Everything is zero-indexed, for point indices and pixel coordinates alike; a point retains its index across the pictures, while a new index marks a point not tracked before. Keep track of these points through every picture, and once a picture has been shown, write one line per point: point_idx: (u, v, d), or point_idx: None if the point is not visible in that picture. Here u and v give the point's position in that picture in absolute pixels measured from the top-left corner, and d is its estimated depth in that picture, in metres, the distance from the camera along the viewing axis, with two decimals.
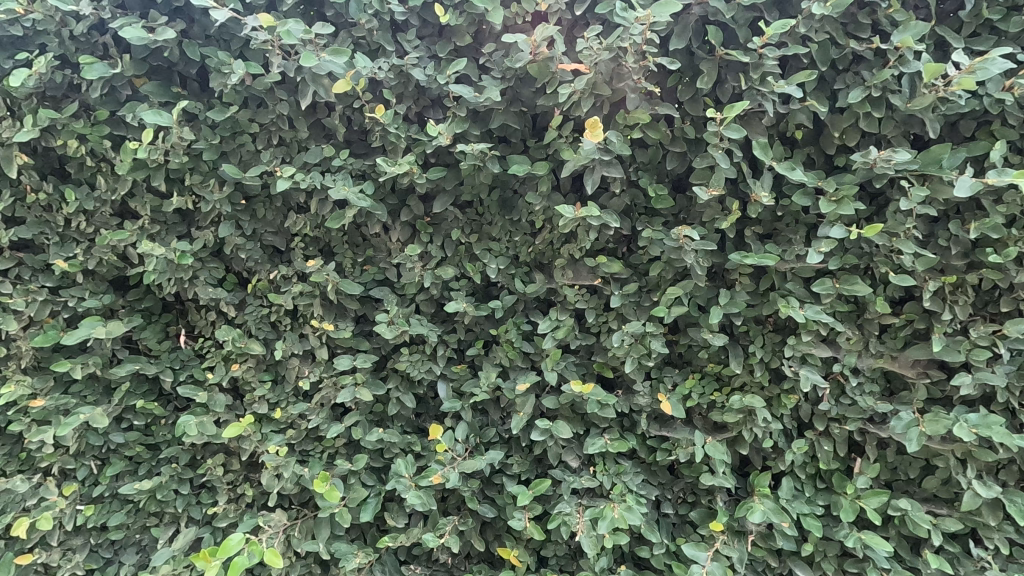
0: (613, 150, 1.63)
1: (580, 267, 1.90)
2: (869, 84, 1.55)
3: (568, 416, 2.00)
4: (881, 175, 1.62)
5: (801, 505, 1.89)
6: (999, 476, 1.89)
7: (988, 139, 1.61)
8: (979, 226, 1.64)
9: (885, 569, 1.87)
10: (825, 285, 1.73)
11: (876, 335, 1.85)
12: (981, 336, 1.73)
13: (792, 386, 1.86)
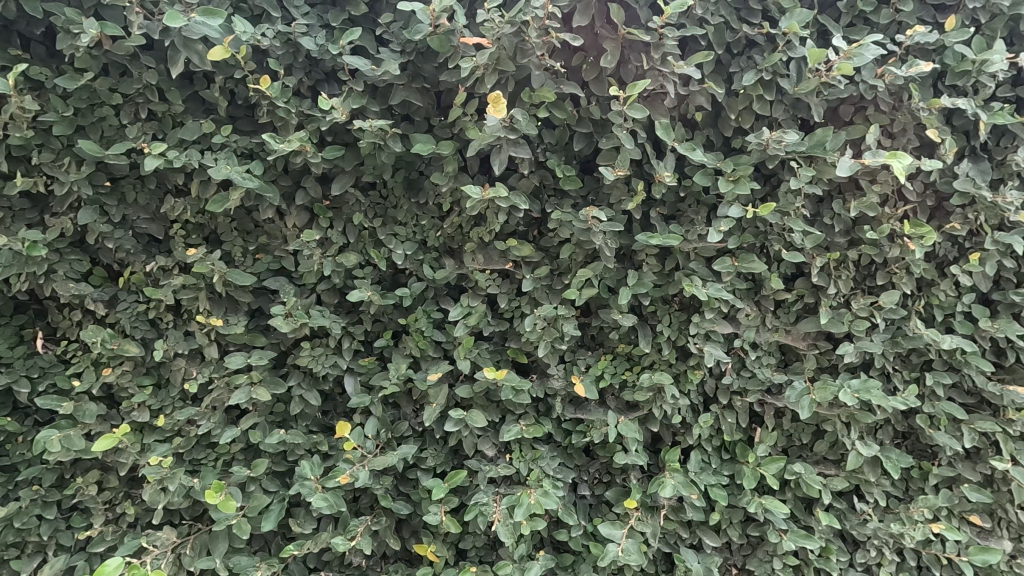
0: (519, 128, 1.59)
1: (491, 251, 1.85)
2: (761, 67, 1.61)
3: (482, 405, 1.95)
4: (773, 157, 1.70)
5: (708, 477, 1.97)
6: (877, 436, 2.07)
7: (864, 123, 1.73)
8: (857, 205, 1.76)
9: (783, 530, 1.99)
10: (725, 264, 1.80)
11: (772, 311, 1.95)
12: (860, 308, 1.87)
13: (697, 362, 1.93)
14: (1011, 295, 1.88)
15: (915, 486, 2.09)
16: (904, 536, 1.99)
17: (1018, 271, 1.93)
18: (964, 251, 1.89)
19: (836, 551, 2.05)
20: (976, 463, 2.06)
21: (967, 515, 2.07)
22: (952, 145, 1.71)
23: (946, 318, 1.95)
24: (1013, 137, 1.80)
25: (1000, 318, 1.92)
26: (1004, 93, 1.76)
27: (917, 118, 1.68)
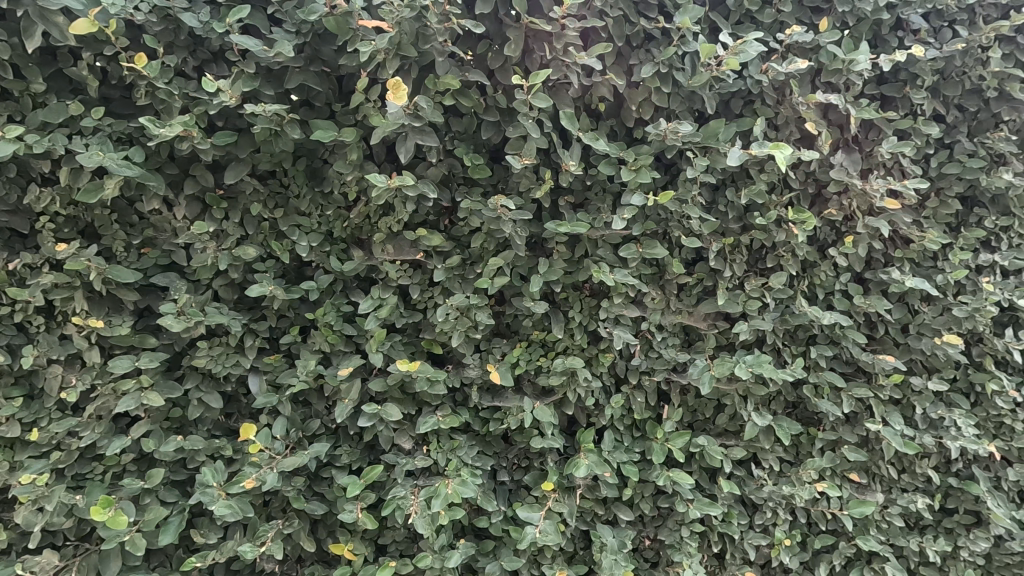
0: (424, 115, 1.56)
1: (401, 242, 1.81)
2: (658, 61, 1.67)
3: (398, 398, 1.92)
4: (671, 147, 1.79)
5: (620, 455, 2.06)
6: (771, 406, 2.24)
7: (752, 116, 1.85)
8: (748, 193, 1.89)
9: (690, 500, 2.13)
10: (630, 250, 1.88)
11: (675, 294, 2.06)
12: (753, 289, 2.02)
13: (607, 345, 2.00)
14: (880, 274, 2.09)
15: (804, 451, 2.29)
16: (795, 497, 2.18)
17: (886, 252, 2.14)
18: (841, 235, 2.08)
19: (736, 515, 2.22)
20: (854, 426, 2.28)
21: (847, 474, 2.30)
22: (827, 137, 1.86)
23: (827, 296, 2.13)
24: (878, 130, 1.99)
25: (871, 294, 2.12)
26: (870, 91, 1.94)
27: (797, 112, 1.82)
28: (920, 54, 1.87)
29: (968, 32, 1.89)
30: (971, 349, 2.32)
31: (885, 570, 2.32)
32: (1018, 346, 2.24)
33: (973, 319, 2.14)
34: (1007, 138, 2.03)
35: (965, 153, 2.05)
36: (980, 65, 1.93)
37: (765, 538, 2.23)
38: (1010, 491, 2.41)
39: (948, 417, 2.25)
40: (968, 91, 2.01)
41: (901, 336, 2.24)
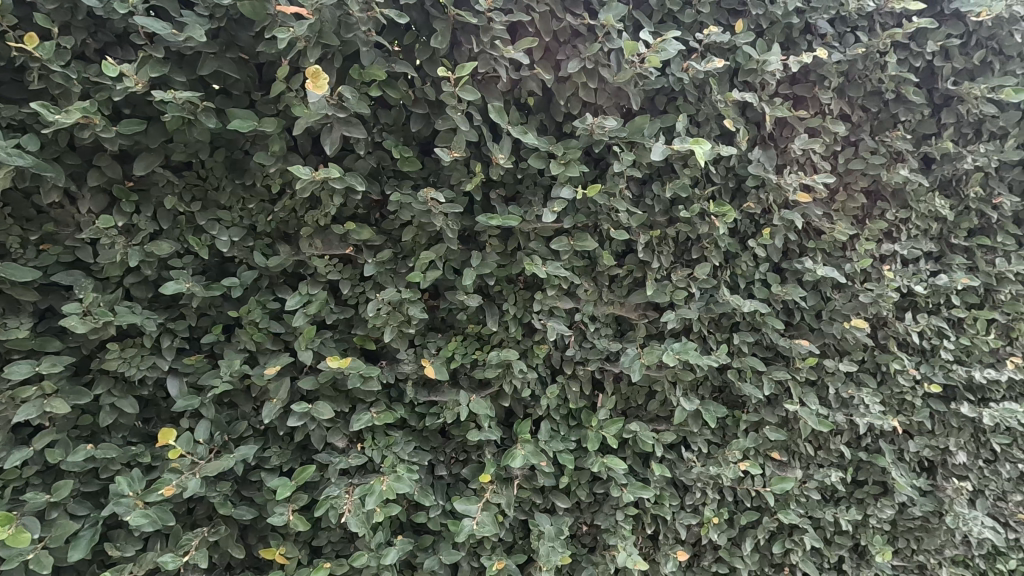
0: (348, 106, 1.53)
1: (329, 236, 1.77)
2: (584, 57, 1.71)
3: (330, 396, 1.88)
4: (599, 141, 1.83)
5: (556, 444, 2.11)
6: (699, 391, 2.35)
7: (675, 112, 1.92)
8: (673, 186, 1.97)
9: (624, 484, 2.20)
10: (561, 243, 1.91)
11: (607, 285, 2.11)
12: (679, 279, 2.10)
13: (542, 337, 2.03)
14: (795, 264, 2.22)
15: (730, 432, 2.41)
16: (721, 476, 2.29)
17: (801, 243, 2.28)
18: (760, 227, 2.19)
19: (668, 497, 2.31)
20: (775, 407, 2.42)
21: (769, 452, 2.44)
22: (744, 134, 1.96)
23: (748, 285, 2.25)
24: (792, 128, 2.11)
25: (788, 283, 2.26)
26: (783, 91, 2.06)
27: (716, 109, 1.91)
28: (827, 57, 2.00)
29: (869, 38, 2.03)
30: (877, 332, 2.51)
31: (803, 541, 2.49)
32: (916, 328, 2.44)
33: (877, 304, 2.31)
34: (905, 137, 2.20)
35: (868, 150, 2.21)
36: (880, 69, 2.08)
37: (695, 516, 2.33)
38: (912, 461, 2.63)
39: (858, 395, 2.43)
40: (870, 93, 2.17)
41: (815, 321, 2.39)
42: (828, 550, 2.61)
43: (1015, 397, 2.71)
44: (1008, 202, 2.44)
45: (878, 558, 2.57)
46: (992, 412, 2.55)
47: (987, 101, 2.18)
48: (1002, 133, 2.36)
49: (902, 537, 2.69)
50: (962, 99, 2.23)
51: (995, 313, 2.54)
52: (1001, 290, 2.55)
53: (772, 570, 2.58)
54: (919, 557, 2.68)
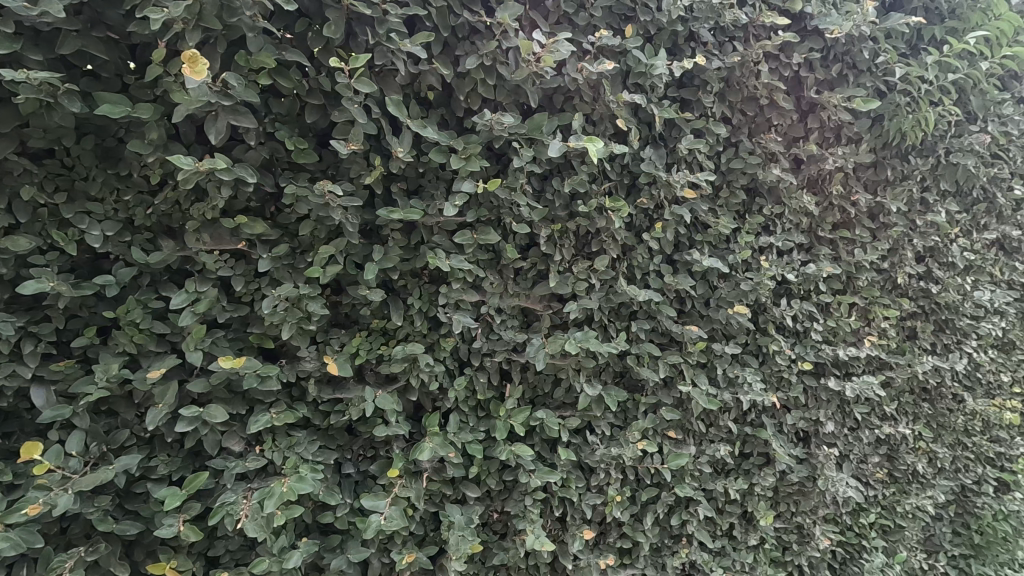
0: (235, 94, 1.46)
1: (219, 230, 1.69)
2: (482, 53, 1.75)
3: (224, 398, 1.79)
4: (499, 137, 1.88)
5: (465, 435, 2.14)
6: (602, 377, 2.47)
7: (572, 111, 2.01)
8: (571, 182, 2.05)
9: (532, 470, 2.28)
10: (465, 237, 1.95)
11: (512, 278, 2.17)
12: (580, 271, 2.20)
13: (448, 330, 2.06)
14: (685, 255, 2.39)
15: (631, 415, 2.56)
16: (622, 456, 2.43)
17: (690, 236, 2.46)
18: (653, 221, 2.34)
19: (574, 479, 2.42)
20: (671, 389, 2.60)
21: (667, 432, 2.62)
22: (636, 133, 2.09)
23: (644, 276, 2.40)
24: (679, 129, 2.27)
25: (679, 273, 2.42)
26: (671, 94, 2.20)
27: (610, 109, 2.01)
28: (707, 64, 2.16)
29: (744, 48, 2.22)
30: (758, 317, 2.75)
31: (698, 511, 2.69)
32: (790, 313, 2.70)
33: (756, 291, 2.54)
34: (777, 139, 2.42)
35: (746, 151, 2.42)
36: (755, 77, 2.28)
37: (600, 496, 2.46)
38: (790, 432, 2.93)
39: (742, 375, 2.66)
40: (747, 98, 2.37)
41: (704, 309, 2.59)
42: (720, 518, 2.84)
43: (872, 370, 3.08)
44: (863, 199, 2.76)
45: (762, 521, 2.84)
46: (853, 385, 2.88)
47: (842, 109, 2.45)
48: (858, 138, 2.67)
49: (783, 501, 2.99)
50: (824, 107, 2.49)
51: (854, 297, 2.87)
52: (860, 278, 2.88)
53: (672, 541, 2.76)
54: (797, 518, 2.98)
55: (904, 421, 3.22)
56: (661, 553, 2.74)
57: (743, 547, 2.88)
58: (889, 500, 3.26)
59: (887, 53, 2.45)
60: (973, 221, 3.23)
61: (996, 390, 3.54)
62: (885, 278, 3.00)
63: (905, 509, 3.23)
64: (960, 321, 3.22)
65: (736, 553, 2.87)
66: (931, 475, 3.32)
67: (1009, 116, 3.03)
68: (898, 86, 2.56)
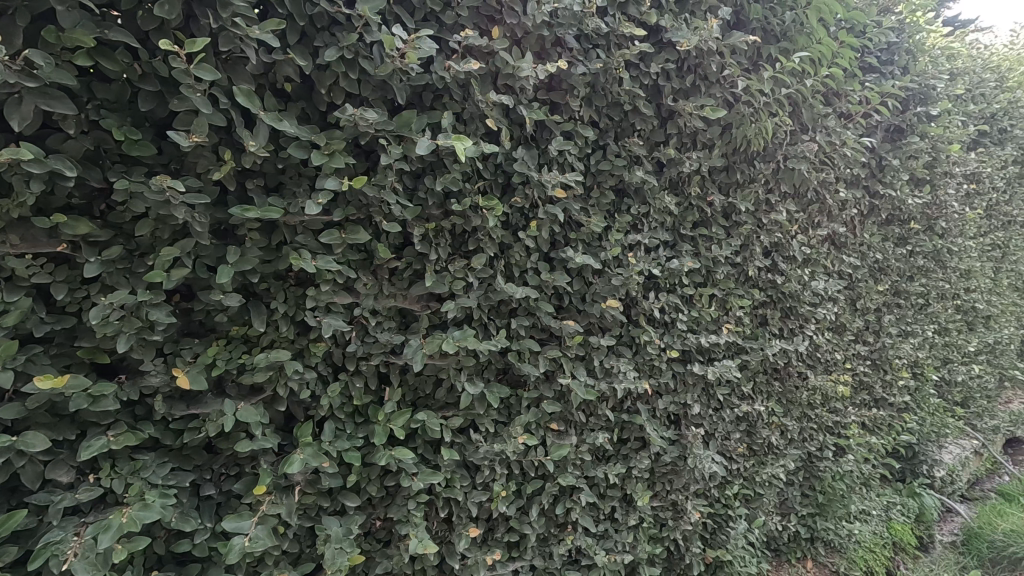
0: (42, 74, 1.29)
1: (33, 230, 1.47)
2: (342, 46, 1.69)
3: (46, 423, 1.57)
4: (365, 133, 1.83)
5: (341, 443, 2.06)
6: (484, 375, 2.49)
7: (442, 109, 2.01)
8: (444, 180, 2.05)
9: (414, 473, 2.24)
10: (332, 237, 1.88)
11: (387, 279, 2.12)
12: (456, 270, 2.20)
13: (318, 334, 1.96)
14: (560, 253, 2.48)
15: (514, 410, 2.61)
16: (505, 452, 2.47)
17: (565, 235, 2.54)
18: (529, 220, 2.39)
19: (459, 479, 2.42)
20: (551, 383, 2.68)
21: (549, 424, 2.70)
22: (506, 133, 2.13)
23: (522, 274, 2.45)
24: (550, 131, 2.35)
25: (555, 270, 2.51)
26: (540, 96, 2.28)
27: (479, 109, 2.04)
28: (573, 68, 2.26)
29: (607, 55, 2.35)
30: (630, 310, 2.92)
31: (580, 498, 2.80)
32: (657, 305, 2.90)
33: (626, 286, 2.69)
34: (640, 143, 2.59)
35: (613, 153, 2.56)
36: (618, 84, 2.42)
37: (485, 493, 2.48)
38: (662, 416, 3.14)
39: (617, 365, 2.81)
40: (612, 103, 2.51)
41: (581, 304, 2.70)
42: (602, 503, 2.98)
43: (731, 355, 3.39)
44: (717, 199, 3.03)
45: (640, 502, 3.02)
46: (714, 369, 3.16)
47: (696, 116, 2.67)
48: (711, 144, 2.93)
49: (658, 481, 3.19)
50: (680, 114, 2.70)
51: (714, 289, 3.15)
52: (718, 272, 3.16)
53: (557, 530, 2.85)
54: (671, 496, 3.20)
55: (759, 399, 3.59)
56: (548, 543, 2.82)
57: (623, 528, 3.04)
58: (749, 471, 3.61)
59: (731, 67, 2.71)
60: (809, 220, 3.67)
61: (832, 367, 4.07)
62: (739, 271, 3.31)
63: (763, 478, 3.60)
64: (800, 308, 3.66)
65: (618, 534, 3.02)
66: (781, 445, 3.73)
67: (834, 128, 3.48)
68: (742, 97, 2.84)
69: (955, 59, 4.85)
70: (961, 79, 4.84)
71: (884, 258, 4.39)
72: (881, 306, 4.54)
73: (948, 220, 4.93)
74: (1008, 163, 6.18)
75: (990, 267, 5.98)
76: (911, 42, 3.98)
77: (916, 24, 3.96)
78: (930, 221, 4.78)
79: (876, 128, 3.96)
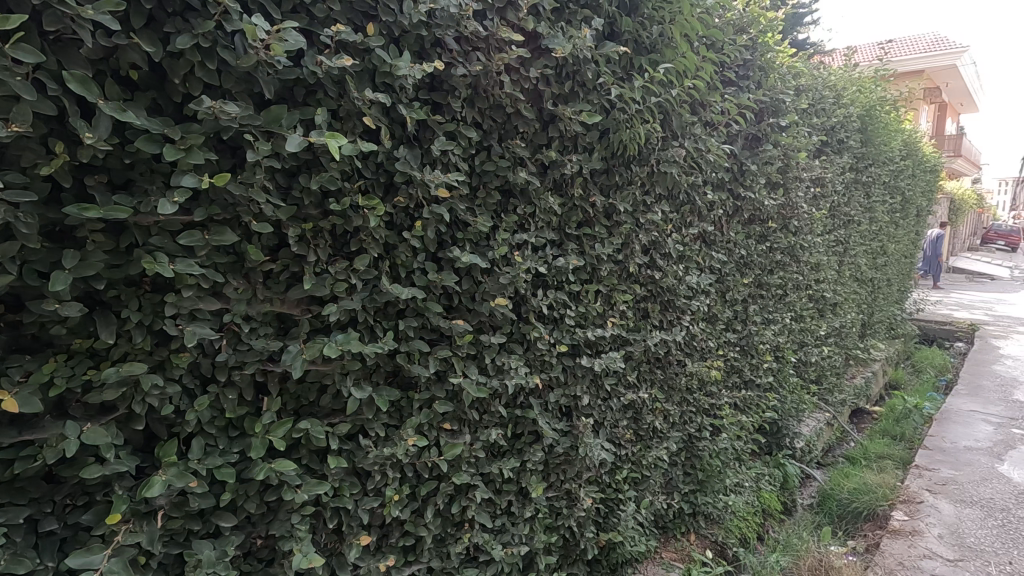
0: None
1: None
2: (197, 33, 1.59)
3: None
4: (227, 128, 1.73)
5: (212, 460, 1.92)
6: (373, 379, 2.43)
7: (315, 105, 1.95)
8: (320, 178, 1.98)
9: (298, 485, 2.14)
10: (193, 238, 1.75)
11: (261, 282, 2.00)
12: (338, 272, 2.13)
13: (181, 344, 1.81)
14: (448, 252, 2.48)
15: (406, 412, 2.57)
16: (396, 455, 2.42)
17: (452, 234, 2.55)
18: (414, 219, 2.36)
19: (348, 487, 2.33)
20: (444, 382, 2.67)
21: (442, 424, 2.69)
22: (385, 132, 2.11)
23: (409, 274, 2.42)
24: (432, 131, 2.35)
25: (443, 270, 2.50)
26: (420, 96, 2.28)
27: (356, 106, 2.00)
28: (452, 70, 2.29)
29: (487, 58, 2.40)
30: (521, 307, 2.99)
31: (476, 495, 2.82)
32: (545, 302, 3.00)
33: (514, 284, 2.75)
34: (522, 144, 2.66)
35: (497, 154, 2.61)
36: (499, 86, 2.47)
37: (377, 499, 2.42)
38: (554, 409, 3.25)
39: (508, 362, 2.86)
40: (494, 106, 2.56)
41: (471, 303, 2.72)
42: (498, 498, 3.02)
43: (617, 347, 3.58)
44: (599, 200, 3.19)
45: (534, 494, 3.10)
46: (600, 361, 3.33)
47: (574, 121, 2.81)
48: (591, 147, 3.08)
49: (553, 472, 3.30)
50: (560, 118, 2.82)
51: (599, 285, 3.31)
52: (602, 269, 3.33)
53: (454, 529, 2.85)
54: (565, 485, 3.32)
55: (643, 386, 3.83)
56: (445, 543, 2.81)
57: (520, 521, 3.11)
58: (636, 455, 3.84)
59: (605, 75, 2.88)
60: (682, 219, 3.98)
61: (706, 354, 4.43)
62: (622, 268, 3.51)
63: (649, 460, 3.84)
64: (677, 301, 3.95)
65: (515, 527, 3.08)
66: (665, 429, 4.00)
67: (699, 135, 3.81)
68: (617, 104, 3.02)
69: (800, 77, 5.49)
70: (805, 95, 5.50)
71: (747, 254, 4.86)
72: (748, 297, 5.02)
73: (799, 220, 5.57)
74: (845, 170, 7.10)
75: (834, 260, 6.83)
76: (763, 60, 4.46)
77: (767, 45, 4.43)
78: (785, 220, 5.37)
79: (737, 136, 4.38)
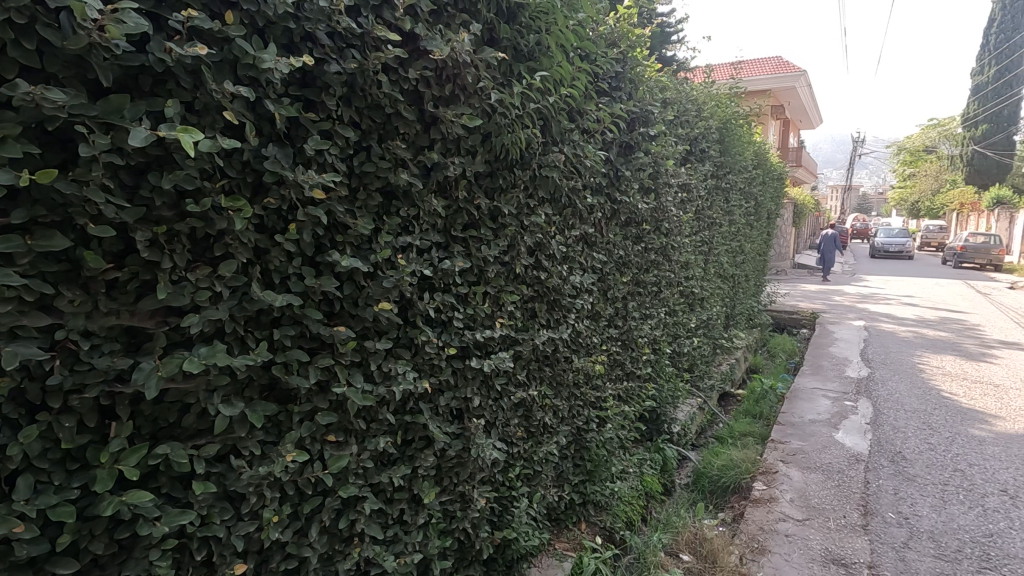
0: None
1: None
2: (9, 7, 1.41)
3: None
4: (53, 117, 1.53)
5: (45, 499, 1.67)
6: (245, 394, 2.24)
7: (166, 97, 1.78)
8: (174, 177, 1.80)
9: (156, 517, 1.92)
10: (10, 245, 1.52)
11: (104, 293, 1.77)
12: (200, 279, 1.94)
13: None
14: (327, 256, 2.36)
15: (285, 427, 2.41)
16: (273, 474, 2.26)
17: (331, 238, 2.43)
18: (288, 222, 2.22)
19: (218, 513, 2.14)
20: (327, 393, 2.54)
21: (325, 437, 2.55)
22: (250, 128, 1.97)
23: (284, 280, 2.27)
24: (305, 129, 2.23)
25: (322, 275, 2.38)
26: (290, 92, 2.16)
27: (215, 99, 1.84)
28: (325, 66, 2.20)
29: (362, 55, 2.33)
30: (407, 311, 2.93)
31: (364, 507, 2.72)
32: (432, 305, 2.96)
33: (399, 287, 2.69)
34: (403, 145, 2.62)
35: (377, 155, 2.54)
36: (376, 86, 2.42)
37: (253, 523, 2.24)
38: (444, 412, 3.22)
39: (395, 368, 2.78)
40: (373, 105, 2.48)
41: (355, 308, 2.61)
42: (390, 508, 2.93)
43: (506, 347, 3.64)
44: (483, 203, 3.23)
45: (426, 499, 3.05)
46: (489, 362, 3.36)
47: (455, 124, 2.81)
48: (473, 150, 3.11)
49: (446, 475, 3.26)
50: (442, 120, 2.81)
51: (486, 287, 3.34)
52: (489, 270, 3.37)
53: (343, 546, 2.71)
54: (459, 487, 3.31)
55: (532, 384, 3.92)
56: (333, 561, 2.67)
57: (413, 528, 3.04)
58: (528, 452, 3.93)
59: (485, 79, 2.91)
60: (564, 222, 4.14)
61: (592, 350, 4.64)
62: (508, 269, 3.58)
63: (539, 455, 3.95)
64: (562, 300, 4.11)
65: (407, 536, 3.01)
66: (553, 424, 4.14)
67: (577, 141, 3.99)
68: (497, 109, 3.07)
69: (666, 91, 5.97)
70: (670, 107, 5.98)
71: (625, 254, 5.18)
72: (626, 294, 5.35)
73: (669, 222, 6.04)
74: (707, 177, 7.83)
75: (700, 259, 7.51)
76: (633, 74, 4.78)
77: (636, 59, 4.76)
78: (657, 222, 5.79)
79: (612, 143, 4.65)
